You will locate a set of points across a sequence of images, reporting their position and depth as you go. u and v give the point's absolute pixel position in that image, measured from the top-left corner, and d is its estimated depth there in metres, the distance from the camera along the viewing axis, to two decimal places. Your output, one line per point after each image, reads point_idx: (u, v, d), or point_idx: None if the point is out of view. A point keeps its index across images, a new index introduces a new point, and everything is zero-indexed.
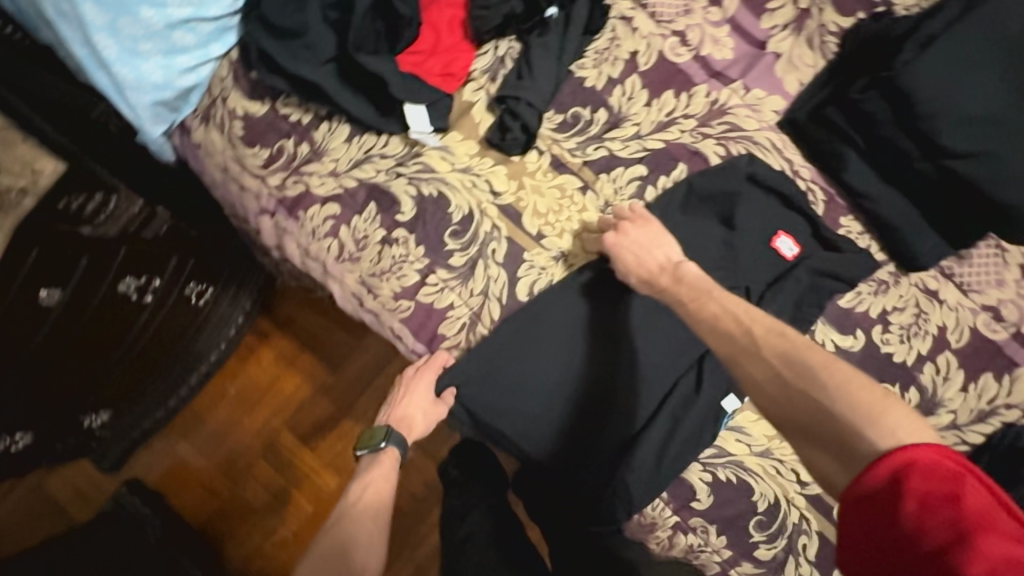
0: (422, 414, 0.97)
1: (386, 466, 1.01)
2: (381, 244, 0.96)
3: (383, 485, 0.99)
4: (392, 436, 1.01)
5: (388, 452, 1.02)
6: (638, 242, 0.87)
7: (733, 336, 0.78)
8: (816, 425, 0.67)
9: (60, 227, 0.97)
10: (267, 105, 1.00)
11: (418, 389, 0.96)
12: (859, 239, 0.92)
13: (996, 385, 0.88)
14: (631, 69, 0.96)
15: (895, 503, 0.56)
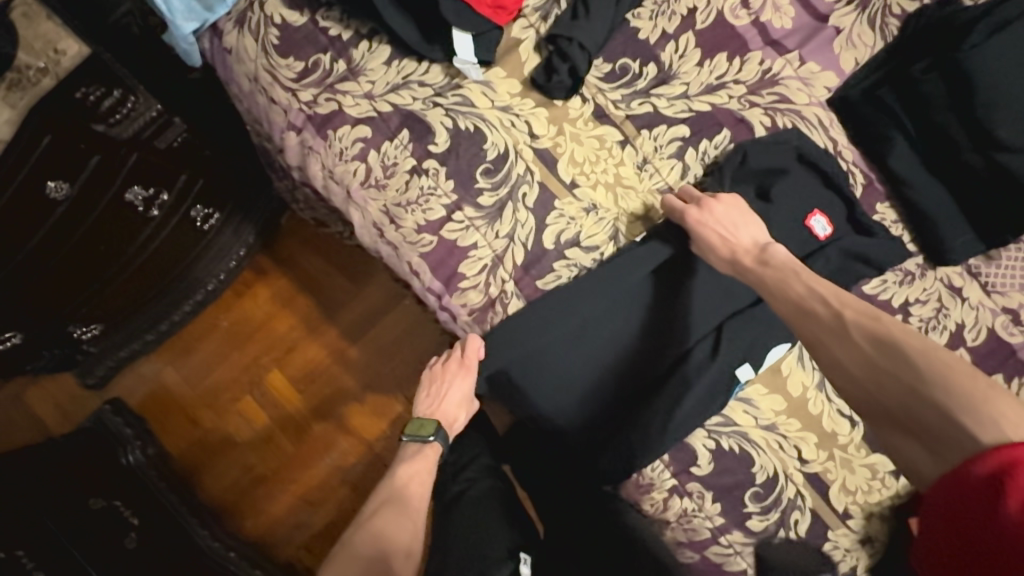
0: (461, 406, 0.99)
1: (428, 459, 1.00)
2: (410, 173, 0.93)
3: (425, 477, 0.97)
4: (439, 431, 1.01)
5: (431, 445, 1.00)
6: (725, 221, 0.85)
7: (821, 318, 0.73)
8: (913, 416, 0.64)
9: (73, 118, 0.96)
10: (307, 16, 0.96)
11: (460, 380, 0.96)
12: (893, 227, 0.92)
13: (1006, 387, 0.89)
14: (687, 26, 0.94)
15: (996, 500, 0.53)
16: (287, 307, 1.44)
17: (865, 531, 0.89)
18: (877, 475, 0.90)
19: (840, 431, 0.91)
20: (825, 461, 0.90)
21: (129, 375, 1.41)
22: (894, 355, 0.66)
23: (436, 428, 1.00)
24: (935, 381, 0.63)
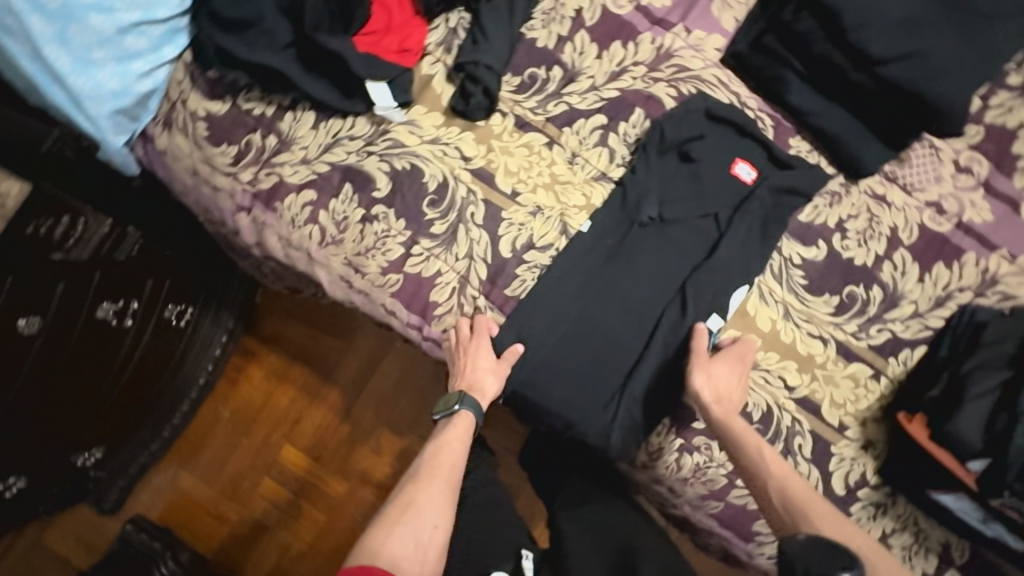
0: (490, 374, 0.93)
1: (460, 430, 0.95)
2: (362, 222, 0.98)
3: (458, 447, 0.93)
4: (466, 398, 0.94)
5: (461, 415, 0.95)
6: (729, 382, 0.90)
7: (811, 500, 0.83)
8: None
9: (34, 253, 0.89)
10: (229, 103, 1.01)
11: (480, 350, 0.94)
12: (809, 156, 0.99)
13: (948, 273, 0.96)
14: (578, 26, 1.02)
15: None
16: (282, 382, 1.47)
17: (864, 437, 0.94)
18: (861, 383, 0.95)
19: (817, 352, 0.95)
20: (811, 383, 0.95)
21: (146, 485, 1.42)
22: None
23: (461, 396, 0.94)
24: None
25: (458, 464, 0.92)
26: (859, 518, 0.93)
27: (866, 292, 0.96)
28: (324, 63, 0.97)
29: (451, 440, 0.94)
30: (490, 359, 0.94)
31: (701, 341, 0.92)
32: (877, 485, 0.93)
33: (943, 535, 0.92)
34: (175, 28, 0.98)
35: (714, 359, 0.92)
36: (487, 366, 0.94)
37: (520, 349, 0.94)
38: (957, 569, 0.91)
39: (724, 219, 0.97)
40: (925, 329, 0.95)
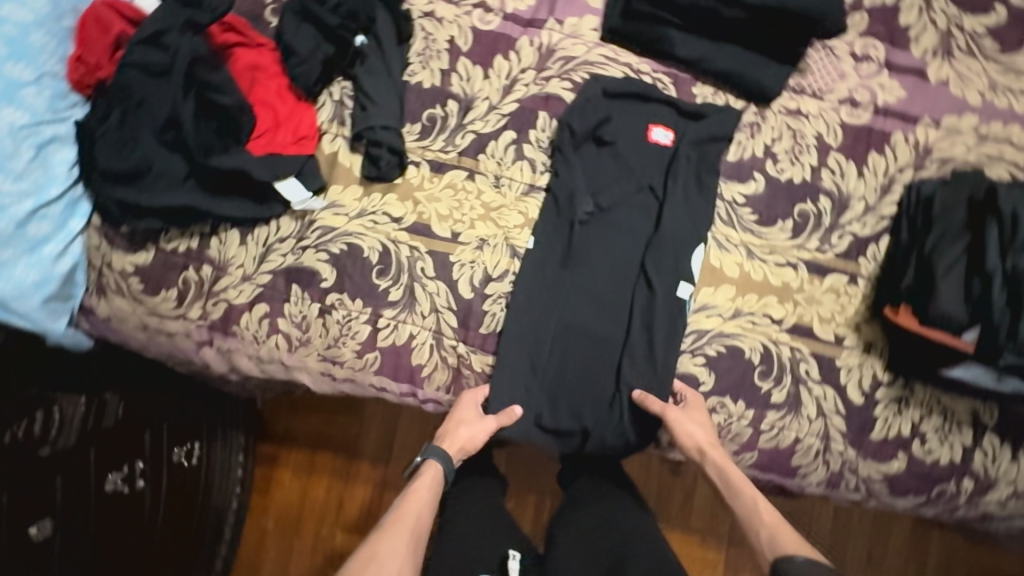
0: (468, 424, 0.94)
1: (429, 478, 0.93)
2: (322, 315, 0.98)
3: (425, 496, 0.90)
4: (431, 448, 0.96)
5: (428, 464, 0.94)
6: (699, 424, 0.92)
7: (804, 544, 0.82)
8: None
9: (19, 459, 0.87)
10: (152, 249, 0.99)
11: (464, 403, 0.96)
12: (715, 98, 1.00)
13: (884, 159, 0.98)
14: (456, 54, 1.01)
15: None
16: (313, 476, 1.45)
17: (863, 340, 0.95)
18: (841, 292, 0.96)
19: (790, 278, 0.96)
20: (795, 309, 0.96)
21: None
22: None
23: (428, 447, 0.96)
24: None
25: (425, 517, 0.89)
26: (885, 418, 0.94)
27: (815, 205, 0.98)
28: (228, 180, 0.96)
29: (419, 490, 0.91)
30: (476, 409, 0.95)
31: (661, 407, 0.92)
32: (891, 382, 0.94)
33: (968, 404, 0.94)
34: (73, 199, 0.96)
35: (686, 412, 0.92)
36: (471, 417, 0.95)
37: (518, 411, 0.95)
38: (991, 431, 0.93)
39: (659, 187, 0.99)
40: (882, 220, 0.97)
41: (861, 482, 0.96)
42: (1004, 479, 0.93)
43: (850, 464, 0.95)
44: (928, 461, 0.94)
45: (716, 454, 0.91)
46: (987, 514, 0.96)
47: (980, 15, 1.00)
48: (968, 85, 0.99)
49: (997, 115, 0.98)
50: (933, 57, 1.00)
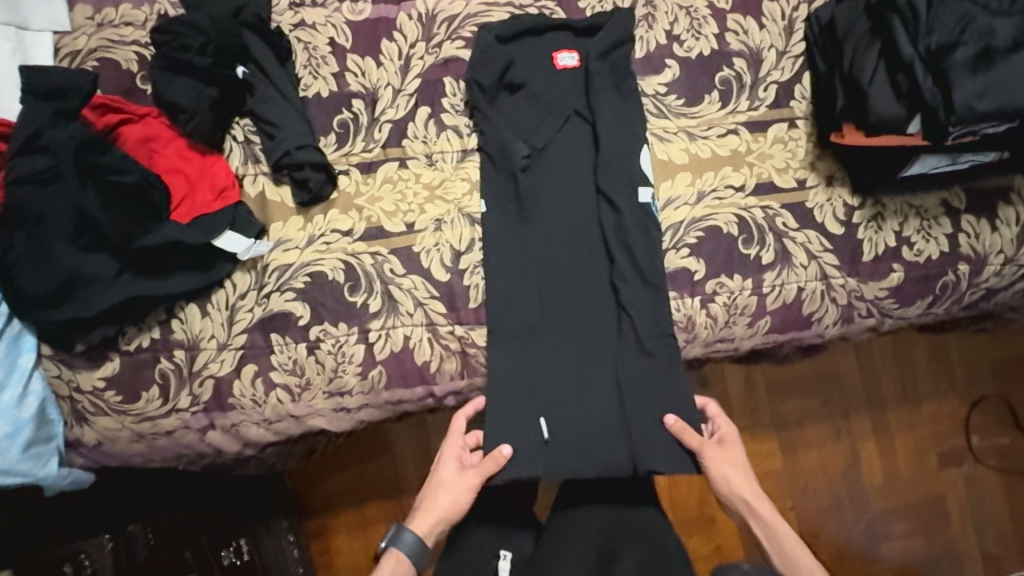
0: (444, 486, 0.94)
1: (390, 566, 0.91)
2: (312, 353, 0.94)
3: None
4: (399, 533, 0.91)
5: (392, 552, 0.91)
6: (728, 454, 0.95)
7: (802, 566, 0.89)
8: None
9: None
10: (116, 357, 0.94)
11: (443, 462, 0.96)
12: (603, 5, 1.00)
13: (777, 4, 1.00)
14: (342, 54, 0.98)
15: None
16: (368, 526, 1.39)
17: (823, 176, 0.97)
18: (787, 139, 0.98)
19: (736, 144, 0.98)
20: (752, 171, 0.97)
21: None
22: None
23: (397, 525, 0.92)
24: None
25: None
26: (869, 239, 0.96)
27: (732, 69, 0.99)
28: (165, 257, 0.91)
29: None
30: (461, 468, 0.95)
31: (695, 441, 0.93)
32: (862, 204, 0.97)
33: (937, 197, 0.97)
34: (14, 335, 0.90)
35: (723, 448, 0.96)
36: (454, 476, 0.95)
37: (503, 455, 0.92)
38: (965, 213, 0.97)
39: (585, 109, 0.99)
40: (797, 60, 0.99)
41: (871, 306, 0.98)
42: (993, 252, 0.97)
43: (855, 292, 0.97)
44: (921, 261, 0.97)
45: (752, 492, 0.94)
46: (989, 291, 1.00)
47: None
48: None
49: None
50: None
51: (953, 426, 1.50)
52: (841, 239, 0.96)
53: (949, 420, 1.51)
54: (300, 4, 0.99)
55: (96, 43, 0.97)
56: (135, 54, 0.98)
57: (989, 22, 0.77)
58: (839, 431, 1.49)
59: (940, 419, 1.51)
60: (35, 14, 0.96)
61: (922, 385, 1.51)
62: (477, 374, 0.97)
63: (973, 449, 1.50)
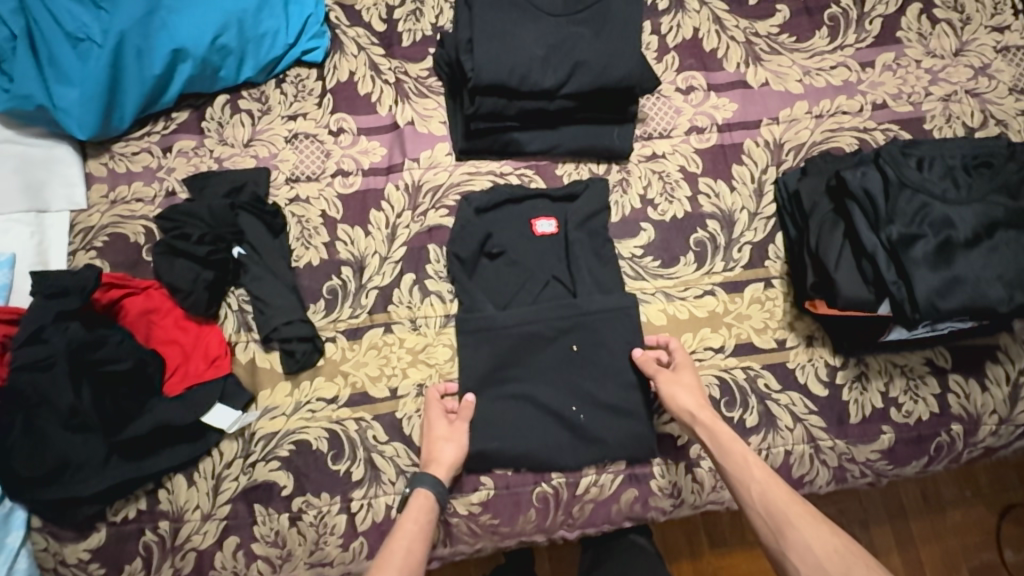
0: (447, 442, 0.91)
1: (418, 508, 0.87)
2: (294, 524, 0.94)
3: (413, 529, 0.84)
4: (421, 476, 0.89)
5: (417, 494, 0.88)
6: (684, 378, 0.91)
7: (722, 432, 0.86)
8: (792, 540, 0.76)
9: None
10: (103, 527, 0.95)
11: (433, 416, 0.93)
12: (579, 172, 1.05)
13: (747, 168, 1.04)
14: (332, 225, 1.04)
15: None
16: None
17: (803, 335, 0.98)
18: (764, 299, 0.99)
19: (713, 305, 0.99)
20: (731, 332, 0.98)
21: None
22: (781, 526, 0.77)
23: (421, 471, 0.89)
24: (795, 544, 0.75)
25: (415, 552, 0.82)
26: (854, 400, 0.95)
27: (705, 230, 1.02)
28: (153, 436, 0.93)
29: (407, 527, 0.84)
30: (446, 422, 0.93)
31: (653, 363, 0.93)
32: (844, 363, 0.96)
33: (921, 355, 0.96)
34: (5, 513, 0.91)
35: (677, 372, 0.92)
36: (443, 430, 0.92)
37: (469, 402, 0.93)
38: (952, 372, 0.95)
39: (565, 274, 1.01)
40: (769, 221, 1.02)
41: (864, 467, 0.95)
42: (986, 411, 0.95)
43: (845, 455, 0.95)
44: (911, 422, 0.95)
45: (706, 413, 0.87)
46: (989, 449, 0.96)
47: (768, 18, 1.09)
48: (787, 79, 1.06)
49: (822, 94, 1.05)
50: (746, 66, 1.07)
51: (982, 539, 1.40)
52: (826, 398, 0.95)
53: (977, 533, 1.40)
54: (295, 179, 1.06)
55: (109, 219, 1.04)
56: (143, 228, 1.04)
57: (945, 212, 0.80)
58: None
59: (967, 532, 1.40)
60: (55, 196, 1.04)
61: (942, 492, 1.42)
62: (460, 542, 0.95)
63: (1007, 564, 1.38)
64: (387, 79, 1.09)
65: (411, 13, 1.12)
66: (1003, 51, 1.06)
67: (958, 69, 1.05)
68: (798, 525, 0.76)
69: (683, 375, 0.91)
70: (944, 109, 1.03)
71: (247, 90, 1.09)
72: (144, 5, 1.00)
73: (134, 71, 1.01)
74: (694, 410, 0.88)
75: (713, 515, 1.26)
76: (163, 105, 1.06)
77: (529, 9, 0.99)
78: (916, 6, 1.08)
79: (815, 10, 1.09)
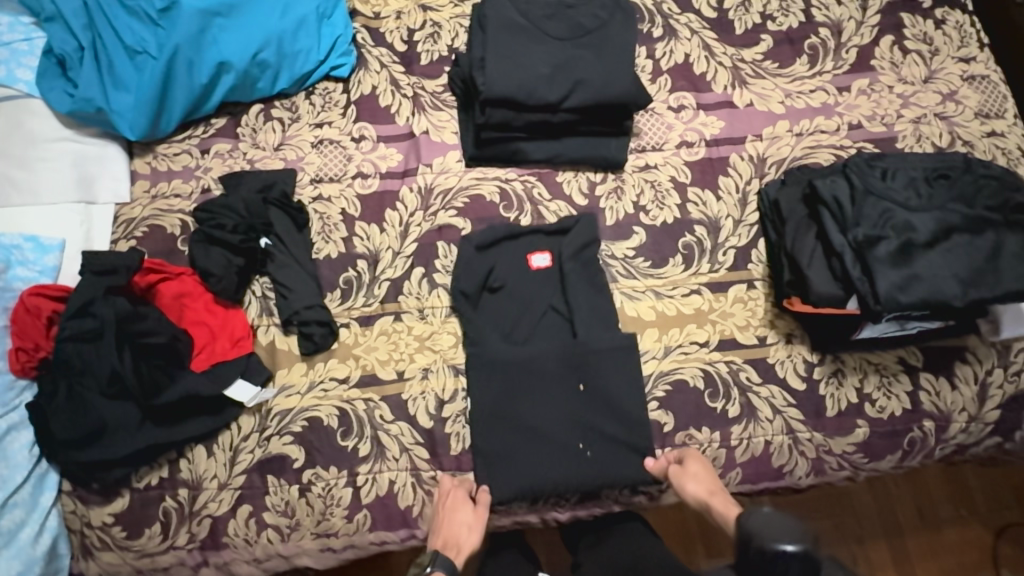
0: (469, 528, 0.96)
1: None
2: (303, 495, 1.01)
3: None
4: (438, 558, 0.94)
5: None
6: (695, 471, 0.96)
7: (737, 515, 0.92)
8: None
9: None
10: (126, 493, 1.02)
11: (459, 502, 0.98)
12: (577, 179, 1.15)
13: (732, 179, 1.13)
14: (351, 222, 1.14)
15: None
16: None
17: (783, 333, 1.05)
18: (746, 298, 1.07)
19: (700, 303, 1.07)
20: (715, 328, 1.05)
21: None
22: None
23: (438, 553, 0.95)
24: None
25: None
26: (831, 395, 1.02)
27: (693, 235, 1.11)
28: (180, 406, 1.02)
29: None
30: (468, 509, 0.98)
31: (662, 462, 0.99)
32: (821, 360, 1.03)
33: (894, 354, 1.03)
34: (40, 474, 0.99)
35: (684, 466, 0.97)
36: (466, 517, 0.97)
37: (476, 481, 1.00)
38: (923, 371, 1.02)
39: (560, 304, 1.09)
40: (752, 228, 1.10)
41: (841, 460, 1.01)
42: (956, 409, 1.01)
43: (823, 447, 1.01)
44: (885, 417, 1.01)
45: (720, 501, 0.94)
46: (961, 446, 1.02)
47: (753, 46, 1.20)
48: (770, 100, 1.16)
49: (802, 114, 1.15)
50: (733, 88, 1.18)
51: (980, 559, 1.41)
52: (803, 392, 1.02)
53: (974, 552, 1.42)
54: (319, 180, 1.16)
55: (149, 212, 1.15)
56: (179, 220, 1.14)
57: (906, 218, 0.88)
58: (856, 561, 1.41)
59: (964, 550, 1.42)
60: (103, 190, 1.15)
61: (939, 510, 1.44)
62: None
63: None
64: (405, 93, 1.21)
65: (429, 35, 1.25)
66: (970, 79, 1.15)
67: (927, 94, 1.14)
68: None
69: (692, 466, 0.97)
70: (915, 130, 1.13)
71: (280, 100, 1.21)
72: (195, 23, 1.13)
73: (182, 80, 1.13)
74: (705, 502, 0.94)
75: (713, 532, 1.30)
76: (205, 111, 1.18)
77: (536, 33, 1.11)
78: (889, 37, 1.18)
79: (796, 39, 1.20)
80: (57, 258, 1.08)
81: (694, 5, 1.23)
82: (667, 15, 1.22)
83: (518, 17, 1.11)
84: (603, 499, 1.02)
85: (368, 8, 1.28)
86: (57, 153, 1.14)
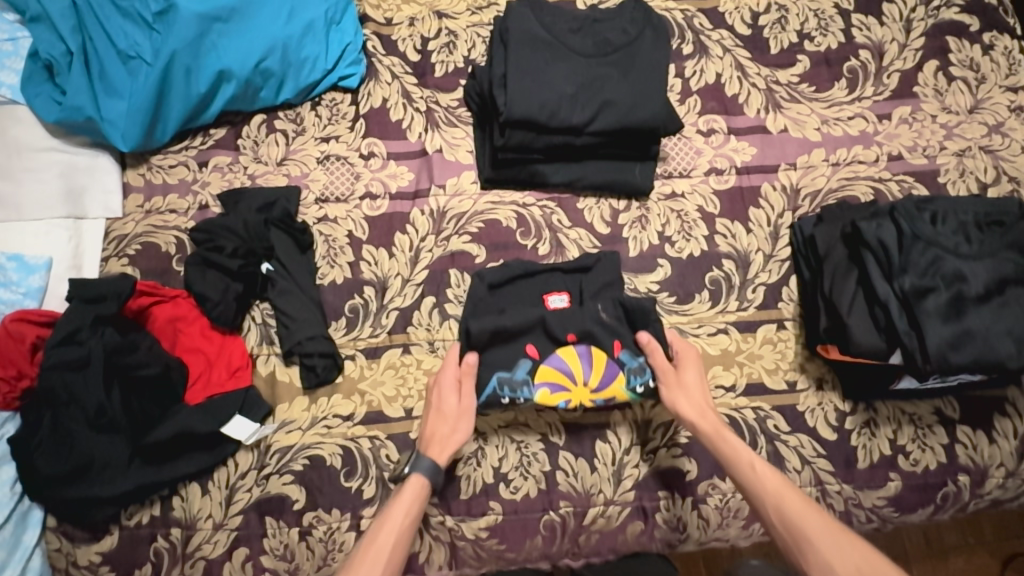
0: (453, 419, 0.92)
1: (411, 495, 0.87)
2: (304, 538, 0.95)
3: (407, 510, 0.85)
4: (420, 460, 0.89)
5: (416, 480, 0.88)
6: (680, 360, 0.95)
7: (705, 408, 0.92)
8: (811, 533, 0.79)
9: None
10: (116, 530, 0.96)
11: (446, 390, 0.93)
12: (599, 206, 1.08)
13: (764, 211, 1.06)
14: (358, 245, 1.07)
15: None
16: None
17: (813, 378, 0.99)
18: (776, 340, 1.01)
19: (726, 343, 1.01)
20: (743, 371, 1.00)
21: None
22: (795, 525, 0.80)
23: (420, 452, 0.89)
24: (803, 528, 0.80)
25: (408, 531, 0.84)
26: (863, 445, 0.96)
27: (720, 269, 1.04)
28: (174, 443, 0.96)
29: (395, 517, 0.84)
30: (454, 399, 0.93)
31: (663, 362, 0.94)
32: (853, 409, 0.98)
33: (930, 404, 0.98)
34: (23, 511, 0.93)
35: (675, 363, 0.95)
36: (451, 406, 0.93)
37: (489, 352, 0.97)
38: (960, 423, 0.97)
39: None
40: (783, 264, 1.04)
41: (870, 513, 0.96)
42: (994, 464, 0.96)
43: (852, 500, 0.95)
44: (918, 471, 0.96)
45: (715, 421, 0.90)
46: (995, 501, 0.97)
47: (789, 67, 1.13)
48: (805, 126, 1.10)
49: (839, 143, 1.09)
50: (766, 112, 1.11)
51: None
52: (832, 440, 0.97)
53: None
54: (324, 199, 1.09)
55: (142, 228, 1.07)
56: (174, 238, 1.07)
57: (958, 267, 0.83)
58: None
59: None
60: (93, 203, 1.07)
61: (946, 542, 1.33)
62: (466, 565, 0.96)
63: None
64: (418, 106, 1.13)
65: (445, 45, 1.17)
66: (1017, 110, 1.09)
67: (972, 126, 1.08)
68: (811, 533, 0.79)
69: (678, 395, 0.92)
70: (958, 164, 1.06)
71: (284, 111, 1.13)
72: (195, 28, 1.05)
73: (179, 89, 1.05)
74: (697, 416, 0.91)
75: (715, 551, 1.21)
76: (203, 121, 1.10)
77: (562, 49, 1.03)
78: (934, 63, 1.11)
79: (834, 62, 1.13)
80: (43, 279, 1.02)
81: (728, 20, 1.16)
82: (699, 31, 1.15)
83: (542, 31, 1.04)
84: (618, 548, 0.97)
85: (379, 13, 1.20)
86: (44, 164, 1.07)
